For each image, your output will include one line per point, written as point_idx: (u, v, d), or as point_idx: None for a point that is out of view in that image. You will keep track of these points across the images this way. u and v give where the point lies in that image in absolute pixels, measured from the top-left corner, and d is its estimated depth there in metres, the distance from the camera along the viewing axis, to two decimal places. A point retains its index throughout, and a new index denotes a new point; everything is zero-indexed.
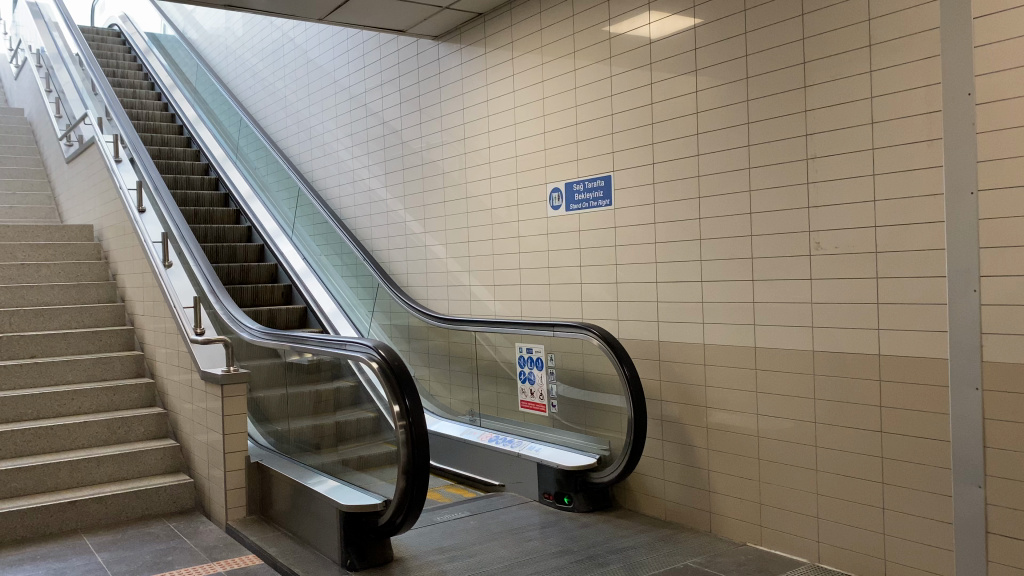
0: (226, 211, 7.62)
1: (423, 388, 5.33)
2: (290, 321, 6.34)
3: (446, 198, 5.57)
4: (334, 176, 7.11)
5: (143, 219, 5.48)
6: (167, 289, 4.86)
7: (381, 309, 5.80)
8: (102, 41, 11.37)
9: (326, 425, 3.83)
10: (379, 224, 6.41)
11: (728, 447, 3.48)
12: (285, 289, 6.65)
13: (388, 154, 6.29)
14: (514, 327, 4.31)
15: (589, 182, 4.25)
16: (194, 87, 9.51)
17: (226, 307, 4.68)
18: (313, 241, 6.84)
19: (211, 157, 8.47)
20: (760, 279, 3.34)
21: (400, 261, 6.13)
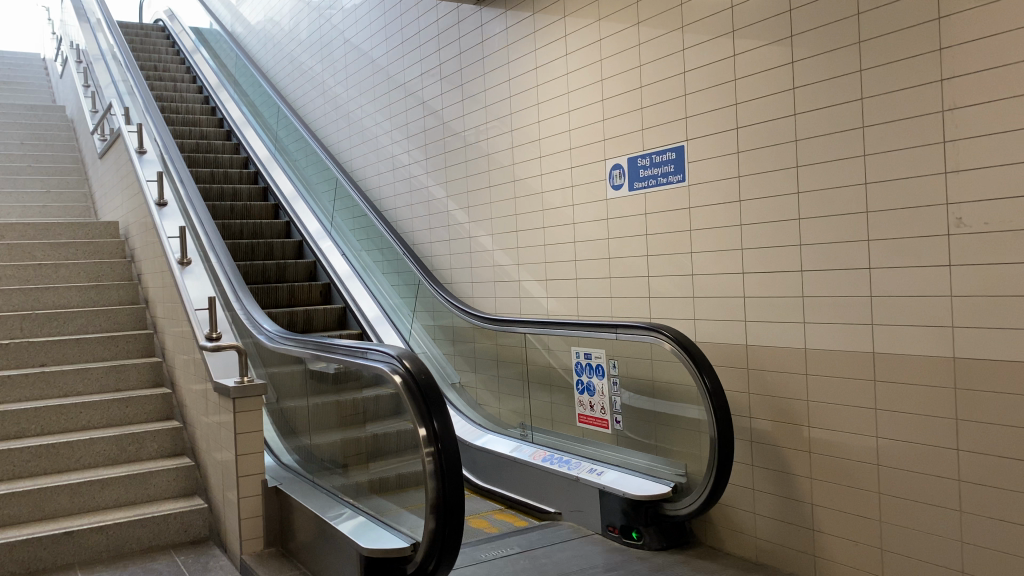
0: (264, 206, 7.16)
1: (469, 398, 4.78)
2: (327, 321, 5.85)
3: (491, 183, 5.00)
4: (374, 165, 6.58)
5: (164, 214, 5.02)
6: (183, 289, 4.38)
7: (425, 311, 5.22)
8: (146, 36, 11.08)
9: (354, 446, 3.27)
10: (422, 215, 5.84)
11: (837, 476, 2.80)
12: (324, 288, 6.16)
13: (431, 138, 5.74)
14: (570, 327, 3.71)
15: (657, 155, 3.61)
16: (235, 79, 9.11)
17: (246, 307, 4.16)
18: (353, 237, 6.31)
19: (256, 159, 7.87)
20: (877, 266, 2.67)
21: (444, 255, 5.55)
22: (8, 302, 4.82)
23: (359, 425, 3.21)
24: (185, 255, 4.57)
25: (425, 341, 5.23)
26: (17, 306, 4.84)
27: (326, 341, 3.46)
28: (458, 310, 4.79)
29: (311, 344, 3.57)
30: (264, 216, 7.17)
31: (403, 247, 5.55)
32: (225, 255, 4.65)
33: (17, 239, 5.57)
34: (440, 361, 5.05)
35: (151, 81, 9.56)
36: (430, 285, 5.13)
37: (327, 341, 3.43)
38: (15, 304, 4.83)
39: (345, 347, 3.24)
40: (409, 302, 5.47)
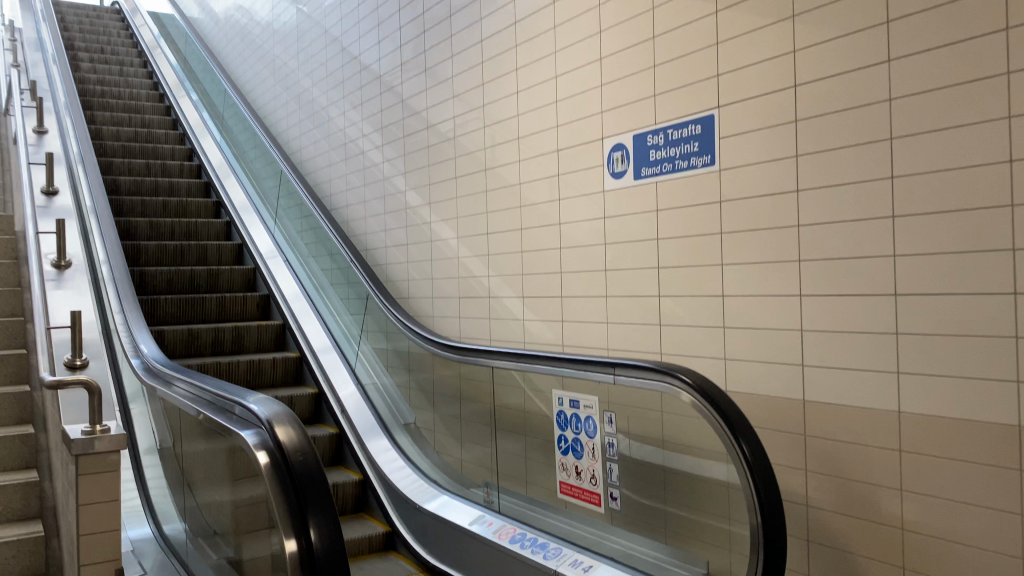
0: (204, 202, 6.19)
1: (422, 442, 3.81)
2: (262, 341, 4.87)
3: (458, 165, 4.36)
4: (325, 153, 5.87)
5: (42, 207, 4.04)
6: (54, 300, 3.41)
7: (376, 336, 4.23)
8: (98, 17, 10.10)
9: (240, 530, 2.28)
10: (376, 209, 5.15)
11: (924, 561, 2.33)
12: (262, 300, 5.18)
13: (387, 118, 5.07)
14: (558, 364, 2.78)
15: (676, 130, 3.10)
16: (183, 57, 8.17)
17: (127, 323, 3.21)
18: (302, 241, 5.30)
19: (206, 162, 6.71)
20: (969, 291, 2.24)
21: (400, 258, 4.87)
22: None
23: (245, 501, 2.22)
24: (61, 257, 3.62)
25: (376, 370, 4.22)
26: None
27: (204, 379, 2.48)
28: (414, 334, 3.83)
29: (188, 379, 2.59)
30: (204, 214, 6.20)
31: (350, 253, 4.59)
32: (116, 255, 3.70)
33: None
34: (392, 393, 4.06)
35: (94, 63, 8.58)
36: (382, 304, 4.15)
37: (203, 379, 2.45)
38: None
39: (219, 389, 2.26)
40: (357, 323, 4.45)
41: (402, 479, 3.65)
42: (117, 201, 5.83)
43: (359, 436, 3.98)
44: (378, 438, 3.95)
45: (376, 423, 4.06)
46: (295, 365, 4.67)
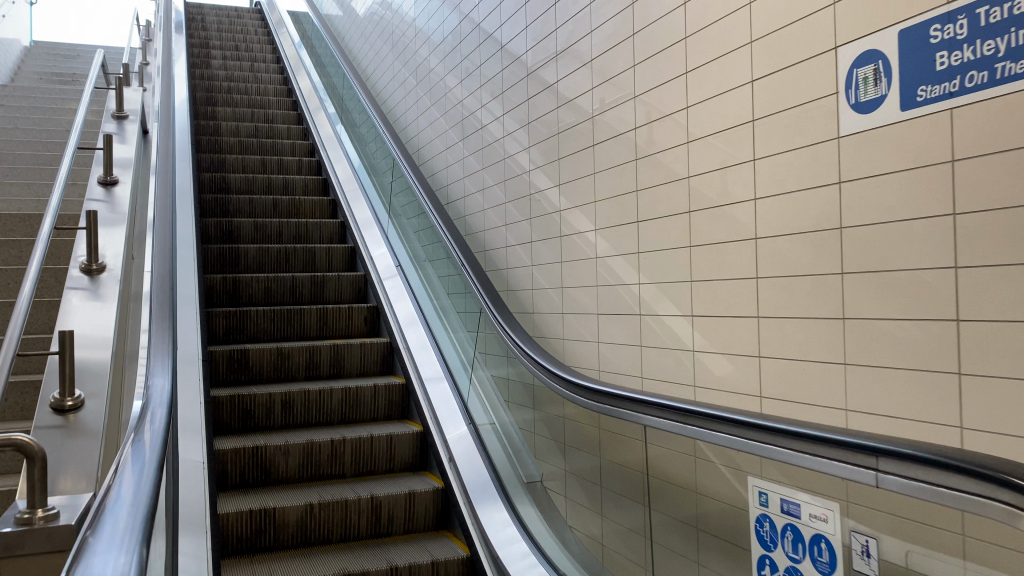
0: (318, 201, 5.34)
1: (551, 513, 2.77)
2: (365, 362, 3.97)
3: (597, 125, 3.41)
4: (443, 135, 5.12)
5: (95, 202, 3.36)
6: (70, 315, 2.66)
7: (490, 360, 3.24)
8: (238, 17, 9.85)
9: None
10: (497, 195, 4.28)
11: None
12: (370, 314, 4.25)
13: (507, 85, 4.25)
14: (758, 438, 1.72)
15: (994, 10, 1.87)
16: (311, 46, 7.68)
17: (147, 354, 2.40)
18: (413, 239, 4.34)
19: (334, 172, 5.66)
20: None
21: (525, 257, 3.95)
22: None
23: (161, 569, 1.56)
24: (92, 257, 2.88)
25: (494, 406, 3.22)
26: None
27: (149, 446, 1.55)
28: (534, 365, 2.82)
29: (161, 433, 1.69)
30: (318, 213, 5.36)
31: (457, 250, 3.62)
32: (159, 257, 2.92)
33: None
34: (513, 439, 3.06)
35: (227, 60, 8.23)
36: (494, 319, 3.17)
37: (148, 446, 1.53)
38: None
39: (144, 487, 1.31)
40: (469, 343, 3.48)
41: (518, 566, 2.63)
42: (224, 200, 5.14)
43: (468, 495, 3.03)
44: (494, 501, 2.99)
45: (493, 483, 3.08)
46: (401, 396, 3.74)
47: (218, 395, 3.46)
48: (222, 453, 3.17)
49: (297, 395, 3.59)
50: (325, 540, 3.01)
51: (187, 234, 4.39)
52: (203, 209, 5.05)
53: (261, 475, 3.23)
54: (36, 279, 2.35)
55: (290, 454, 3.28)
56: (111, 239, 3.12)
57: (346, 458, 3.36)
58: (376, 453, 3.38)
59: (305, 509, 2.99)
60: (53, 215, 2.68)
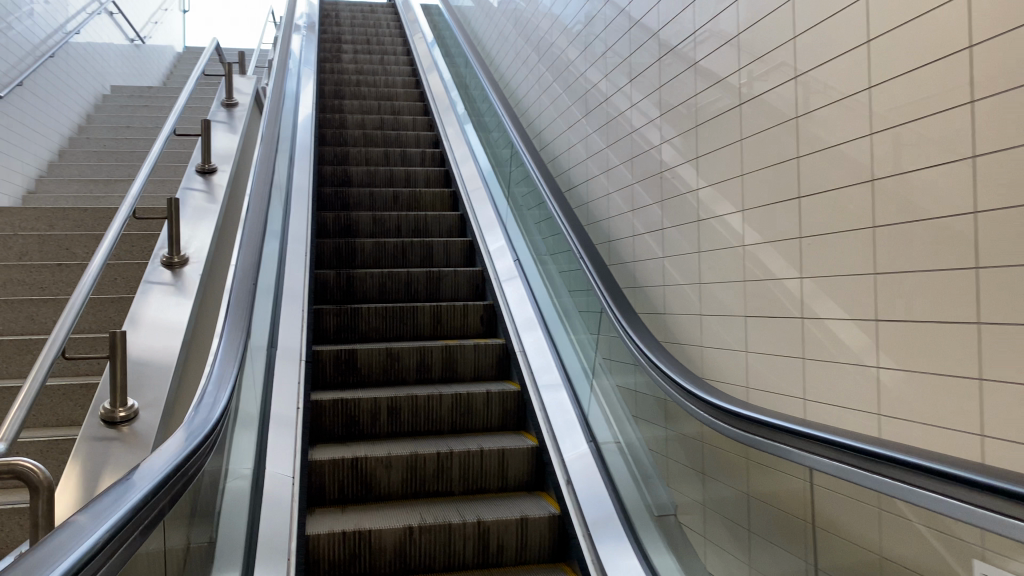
0: (437, 193, 4.88)
1: (682, 554, 2.30)
2: (479, 365, 3.60)
3: (737, 89, 2.89)
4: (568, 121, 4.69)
5: (193, 191, 3.35)
6: (142, 315, 2.46)
7: (616, 369, 2.77)
8: (371, 12, 9.79)
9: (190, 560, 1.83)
10: (625, 177, 3.79)
11: None
12: (486, 311, 3.88)
13: (637, 60, 3.78)
14: (995, 506, 1.17)
15: None
16: (439, 34, 7.43)
17: (211, 366, 2.09)
18: (533, 229, 3.91)
19: (452, 159, 5.34)
20: None
21: (657, 247, 3.44)
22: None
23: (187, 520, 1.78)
24: (174, 249, 2.73)
25: (621, 423, 2.75)
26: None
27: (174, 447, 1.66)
28: (663, 377, 2.33)
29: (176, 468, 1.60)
30: (439, 207, 4.88)
31: (577, 242, 3.17)
32: (243, 252, 2.66)
33: (69, 230, 3.85)
34: (640, 462, 2.59)
35: (357, 53, 8.13)
36: (618, 322, 2.70)
37: (148, 483, 1.44)
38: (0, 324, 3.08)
39: (116, 521, 1.23)
40: (592, 348, 3.02)
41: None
42: (344, 193, 4.77)
43: (588, 528, 2.61)
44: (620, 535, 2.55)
45: (617, 515, 2.63)
46: (517, 404, 3.34)
47: (320, 398, 3.19)
48: (318, 465, 2.88)
49: (404, 399, 3.27)
50: (427, 567, 2.66)
51: (301, 228, 4.16)
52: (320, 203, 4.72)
53: (362, 490, 2.92)
54: (98, 273, 2.08)
55: (393, 468, 2.95)
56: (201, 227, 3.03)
57: (453, 473, 2.99)
58: (486, 469, 3.00)
59: (403, 533, 2.66)
60: (130, 205, 2.47)
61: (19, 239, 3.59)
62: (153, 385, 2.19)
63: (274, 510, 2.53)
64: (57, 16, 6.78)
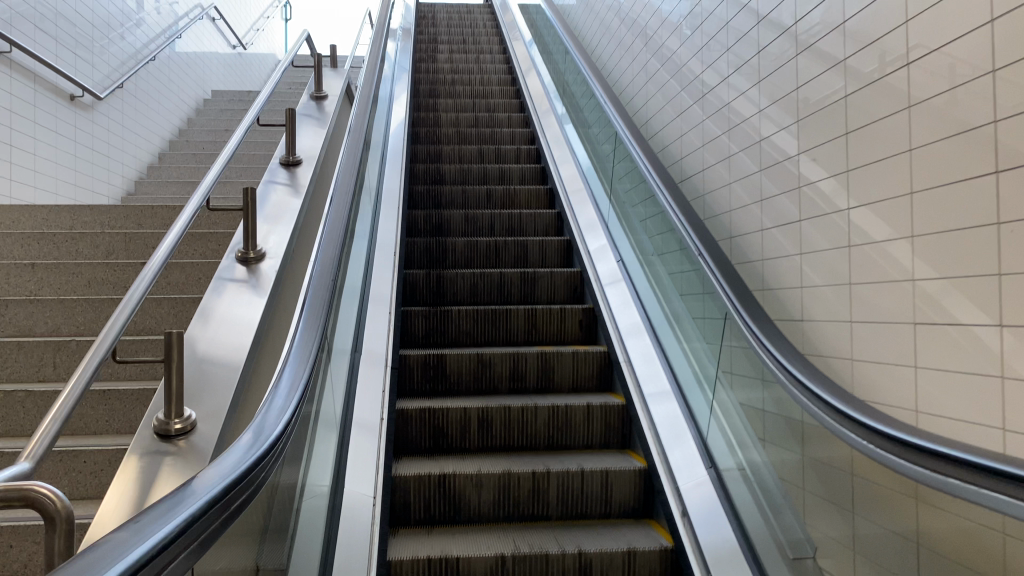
0: (533, 191, 4.59)
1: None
2: (578, 375, 3.28)
3: (889, 57, 2.49)
4: (683, 116, 4.33)
5: (276, 184, 3.22)
6: (208, 316, 2.28)
7: (741, 382, 2.39)
8: (466, 12, 9.65)
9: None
10: (751, 168, 3.41)
11: None
12: (586, 316, 3.56)
13: (762, 37, 3.41)
14: None
15: None
16: (536, 30, 7.18)
17: (285, 366, 1.85)
18: (638, 226, 3.55)
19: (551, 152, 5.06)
20: None
21: (790, 245, 3.04)
22: (50, 321, 2.91)
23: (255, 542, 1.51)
24: (249, 245, 2.58)
25: (745, 445, 2.36)
26: (76, 325, 2.91)
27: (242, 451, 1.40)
28: (800, 393, 1.95)
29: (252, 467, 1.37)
30: (533, 204, 4.59)
31: (694, 236, 2.80)
32: (323, 254, 2.43)
33: (157, 228, 3.77)
34: (766, 489, 2.21)
35: (453, 53, 7.97)
36: (746, 329, 2.32)
37: (217, 484, 1.22)
38: (79, 325, 2.91)
39: (172, 529, 1.02)
40: (711, 359, 2.65)
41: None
42: (436, 191, 4.55)
43: (704, 561, 2.25)
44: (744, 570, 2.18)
45: (743, 548, 2.26)
46: (621, 420, 2.99)
47: (406, 408, 2.94)
48: (403, 482, 2.63)
49: (495, 411, 2.98)
50: None
51: (390, 226, 3.96)
52: (413, 201, 4.50)
53: (449, 512, 2.64)
54: (158, 270, 1.90)
55: (483, 489, 2.67)
56: (280, 221, 2.88)
57: (550, 496, 2.68)
58: (586, 492, 2.68)
59: (495, 561, 2.37)
60: (200, 198, 2.30)
61: (104, 236, 3.45)
62: (214, 394, 1.99)
63: (350, 535, 2.26)
64: (159, 19, 6.78)
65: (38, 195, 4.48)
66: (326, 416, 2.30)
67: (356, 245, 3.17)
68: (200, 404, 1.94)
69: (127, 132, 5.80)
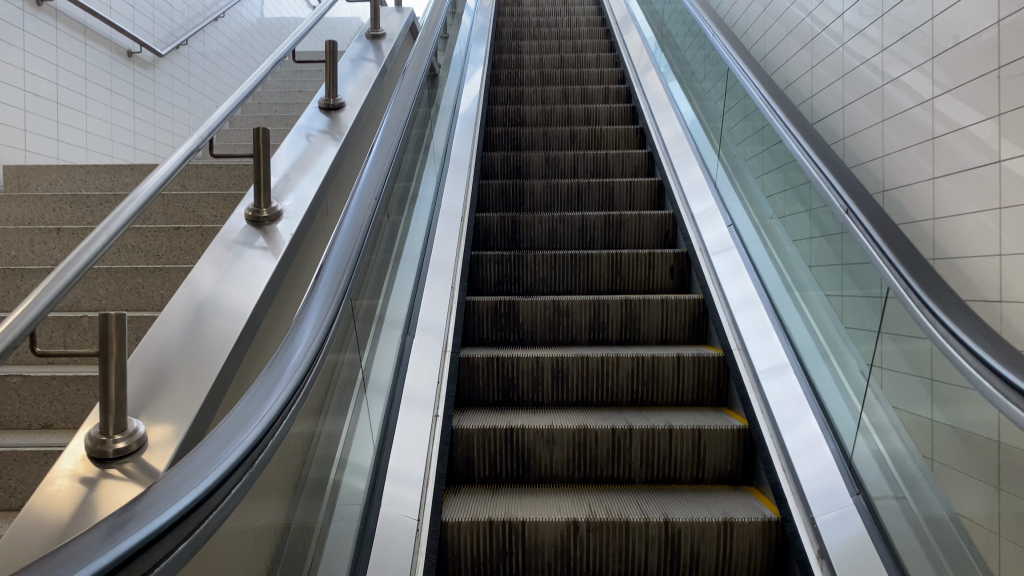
0: (622, 131, 4.19)
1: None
2: (667, 326, 2.90)
3: None
4: (812, 46, 3.85)
5: (308, 132, 2.97)
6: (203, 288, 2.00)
7: (881, 344, 1.83)
8: None
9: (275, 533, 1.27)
10: (914, 98, 2.88)
11: None
12: (678, 263, 3.15)
13: None
14: None
15: None
16: None
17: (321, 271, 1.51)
18: (742, 164, 3.05)
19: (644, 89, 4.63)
20: None
21: (961, 190, 2.57)
22: None
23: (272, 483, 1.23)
24: (261, 200, 2.34)
25: (878, 425, 1.83)
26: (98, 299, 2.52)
27: (271, 396, 1.08)
28: (955, 355, 1.43)
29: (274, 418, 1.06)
30: (623, 144, 4.18)
31: (822, 166, 2.21)
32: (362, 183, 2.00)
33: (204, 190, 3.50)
34: (890, 447, 1.78)
35: None
36: (896, 282, 1.72)
37: (243, 442, 0.97)
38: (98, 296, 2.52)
39: (107, 563, 0.74)
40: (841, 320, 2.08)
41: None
42: (516, 132, 4.24)
43: (814, 525, 1.86)
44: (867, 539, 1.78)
45: (859, 513, 1.85)
46: (717, 373, 2.59)
47: (472, 355, 2.63)
48: (465, 434, 2.33)
49: (571, 360, 2.64)
50: None
51: (460, 171, 3.66)
52: (489, 144, 4.22)
53: (518, 471, 2.33)
54: (113, 236, 1.59)
55: (556, 446, 2.34)
56: (305, 172, 2.65)
57: (632, 458, 2.33)
58: (673, 452, 2.31)
59: (566, 528, 2.03)
60: (195, 141, 2.02)
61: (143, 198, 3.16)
62: (177, 383, 1.65)
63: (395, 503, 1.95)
64: None
65: (92, 157, 4.36)
66: (367, 374, 1.93)
67: (410, 192, 2.89)
68: (181, 378, 1.66)
69: (192, 93, 5.66)
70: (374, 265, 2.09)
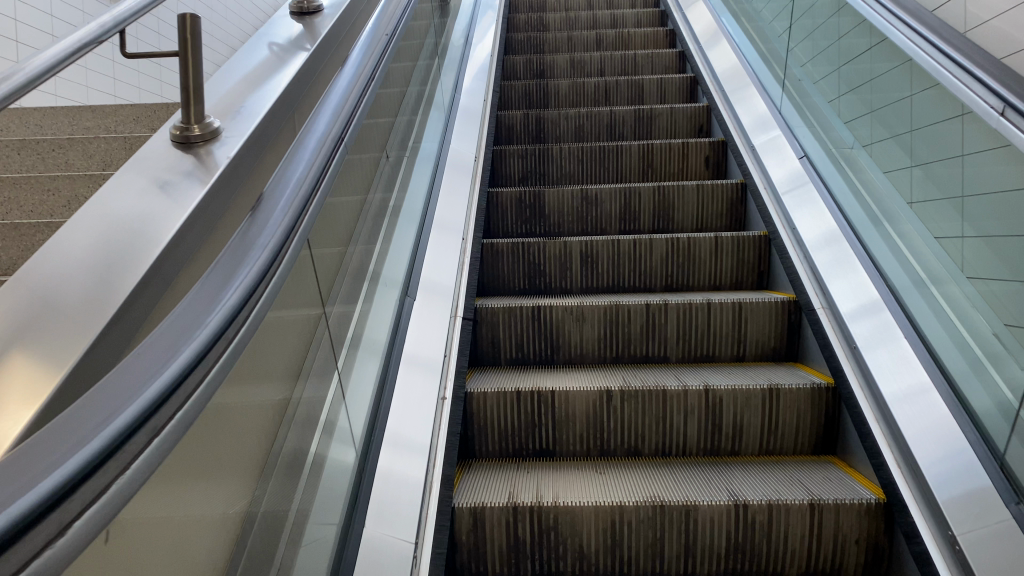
0: (653, 32, 3.99)
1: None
2: (703, 213, 2.73)
3: None
4: None
5: (270, 42, 2.24)
6: (121, 226, 1.41)
7: (986, 217, 1.56)
8: None
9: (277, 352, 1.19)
10: None
11: None
12: (713, 152, 2.97)
13: None
14: None
15: None
16: None
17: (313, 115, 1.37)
18: (790, 64, 2.76)
19: None
20: None
21: None
22: None
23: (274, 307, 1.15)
24: (192, 113, 1.61)
25: (972, 318, 1.57)
26: None
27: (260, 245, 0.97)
28: None
29: (255, 281, 0.92)
30: (652, 47, 3.98)
31: (913, 25, 1.88)
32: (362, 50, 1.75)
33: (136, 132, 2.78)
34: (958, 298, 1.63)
35: None
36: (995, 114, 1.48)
37: (233, 296, 0.85)
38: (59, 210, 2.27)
39: (95, 455, 0.60)
40: (932, 210, 1.78)
41: (990, 556, 1.31)
42: (539, 37, 4.06)
43: (865, 371, 1.76)
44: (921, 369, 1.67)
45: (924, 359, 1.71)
46: (759, 253, 2.43)
47: (496, 241, 2.49)
48: (491, 314, 2.20)
49: (602, 245, 2.46)
50: (633, 453, 1.90)
51: (480, 69, 3.49)
52: (511, 49, 4.04)
53: (547, 351, 2.21)
54: None
55: (586, 323, 2.20)
56: (257, 87, 1.94)
57: (668, 335, 2.19)
58: (712, 325, 2.18)
59: (599, 397, 1.90)
60: None
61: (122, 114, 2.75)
62: (51, 357, 1.11)
63: (415, 372, 1.84)
64: None
65: None
66: (372, 234, 1.80)
67: (428, 99, 2.82)
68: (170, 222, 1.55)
69: None
70: (375, 132, 2.01)
